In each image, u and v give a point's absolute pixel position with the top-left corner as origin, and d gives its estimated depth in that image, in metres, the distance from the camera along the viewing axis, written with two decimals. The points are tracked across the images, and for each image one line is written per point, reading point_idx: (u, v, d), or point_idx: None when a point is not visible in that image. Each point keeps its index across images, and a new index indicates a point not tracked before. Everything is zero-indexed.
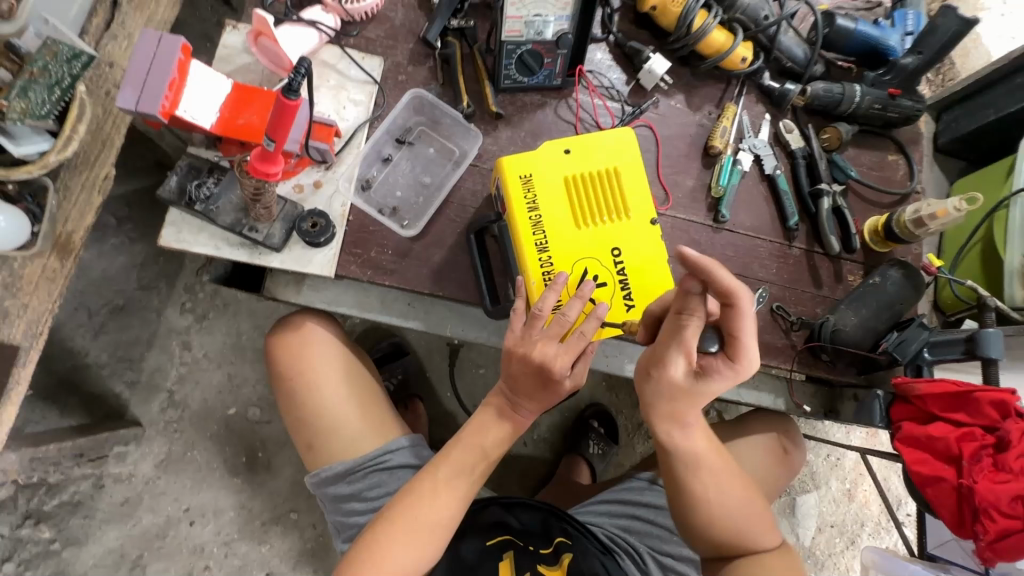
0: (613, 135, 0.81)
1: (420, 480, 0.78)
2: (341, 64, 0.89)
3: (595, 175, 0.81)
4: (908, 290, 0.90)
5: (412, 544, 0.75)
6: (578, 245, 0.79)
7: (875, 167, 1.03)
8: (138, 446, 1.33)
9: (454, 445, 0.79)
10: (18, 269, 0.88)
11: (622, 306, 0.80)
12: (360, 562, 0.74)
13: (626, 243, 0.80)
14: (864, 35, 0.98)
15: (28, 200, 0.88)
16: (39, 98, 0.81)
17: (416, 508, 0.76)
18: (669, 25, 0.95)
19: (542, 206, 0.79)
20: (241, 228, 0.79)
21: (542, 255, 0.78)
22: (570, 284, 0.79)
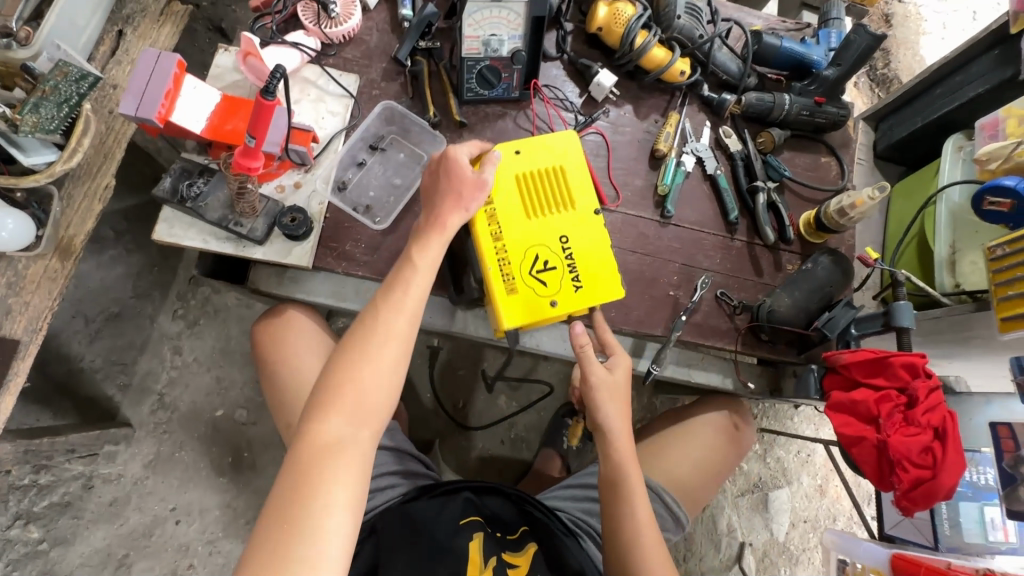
0: (558, 136, 0.91)
1: (365, 313, 0.74)
2: (321, 80, 1.00)
3: (542, 171, 0.91)
4: (837, 274, 0.99)
5: (382, 357, 0.71)
6: (529, 234, 0.89)
7: (809, 168, 1.14)
8: (127, 447, 1.38)
9: (393, 276, 0.77)
10: (22, 270, 0.97)
11: (571, 287, 0.88)
12: (327, 397, 0.68)
13: (572, 233, 0.90)
14: (790, 51, 1.10)
15: (34, 206, 0.97)
16: (48, 113, 0.92)
17: (369, 336, 0.71)
18: (615, 44, 1.07)
19: (497, 200, 0.89)
20: (228, 222, 0.88)
21: (497, 243, 0.88)
22: (523, 267, 0.87)
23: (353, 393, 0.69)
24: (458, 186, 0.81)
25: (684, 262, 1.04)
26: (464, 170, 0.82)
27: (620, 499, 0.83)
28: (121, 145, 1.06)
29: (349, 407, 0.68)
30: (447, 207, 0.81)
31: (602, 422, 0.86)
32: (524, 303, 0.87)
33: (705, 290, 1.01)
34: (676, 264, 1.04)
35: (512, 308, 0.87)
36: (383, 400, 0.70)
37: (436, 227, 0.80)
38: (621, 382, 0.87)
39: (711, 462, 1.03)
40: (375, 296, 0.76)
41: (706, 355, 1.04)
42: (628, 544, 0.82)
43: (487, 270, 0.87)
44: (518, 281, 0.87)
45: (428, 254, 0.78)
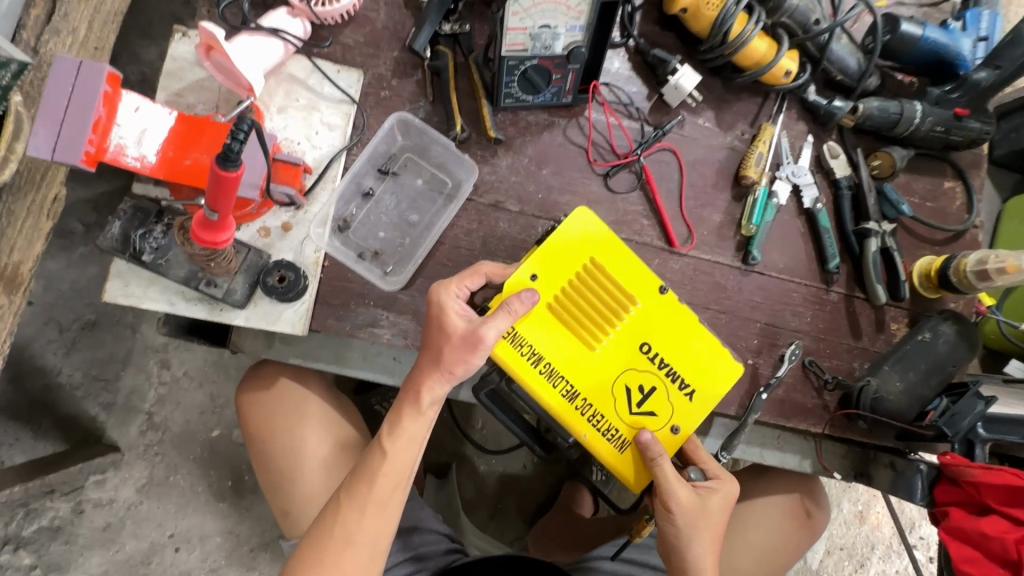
0: (573, 226, 0.66)
1: (327, 507, 0.62)
2: (312, 79, 0.76)
3: (578, 283, 0.67)
4: (962, 349, 0.79)
5: (349, 567, 0.60)
6: (607, 365, 0.67)
7: (929, 197, 0.90)
8: (117, 471, 1.26)
9: (361, 460, 0.62)
10: None
11: (683, 397, 0.68)
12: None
13: (650, 332, 0.68)
14: (931, 44, 0.84)
15: None
16: None
17: (326, 546, 0.59)
18: (702, 31, 0.80)
19: (542, 347, 0.66)
20: (198, 282, 0.68)
21: (577, 402, 0.66)
22: (620, 409, 0.67)
23: None
24: (443, 344, 0.61)
25: (767, 321, 0.84)
26: (457, 324, 0.61)
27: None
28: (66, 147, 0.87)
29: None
30: (428, 374, 0.61)
31: (693, 556, 0.66)
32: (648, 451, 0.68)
33: (793, 361, 0.82)
34: (757, 324, 0.84)
35: (633, 465, 0.67)
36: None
37: (412, 399, 0.62)
38: (720, 506, 0.67)
39: (776, 551, 0.89)
40: (339, 484, 0.62)
41: (783, 433, 0.87)
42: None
43: (582, 445, 0.66)
44: (625, 429, 0.67)
45: (404, 436, 0.62)
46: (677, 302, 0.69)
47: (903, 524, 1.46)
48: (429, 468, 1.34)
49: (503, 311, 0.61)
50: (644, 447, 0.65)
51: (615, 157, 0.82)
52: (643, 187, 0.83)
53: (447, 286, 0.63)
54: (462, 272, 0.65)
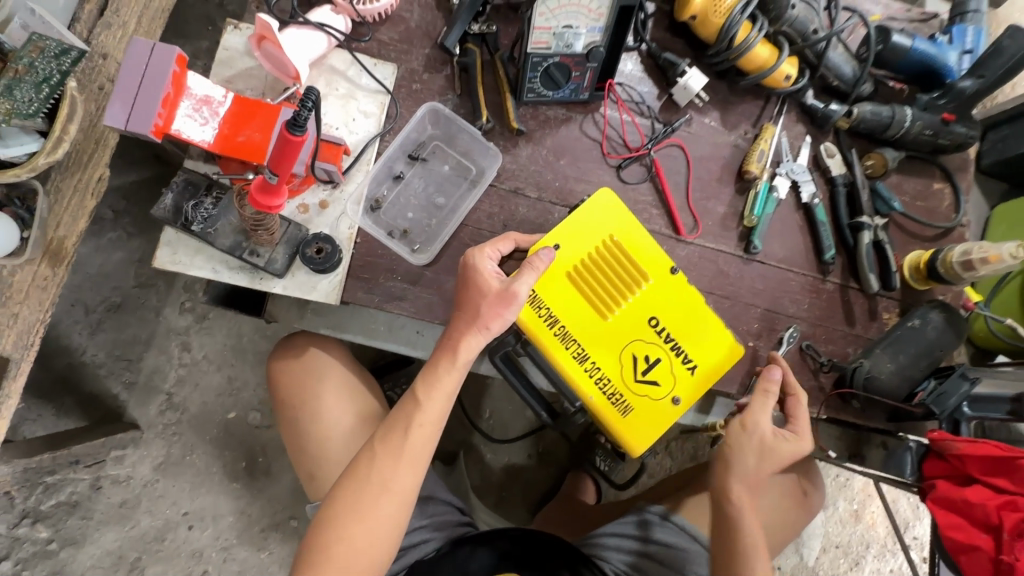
0: (595, 203, 0.73)
1: (360, 455, 0.66)
2: (351, 70, 0.82)
3: (595, 257, 0.73)
4: (949, 335, 0.85)
5: (379, 514, 0.64)
6: (617, 333, 0.72)
7: (919, 197, 0.97)
8: (136, 449, 1.29)
9: (397, 410, 0.68)
10: (7, 278, 0.82)
11: (686, 372, 0.72)
12: (314, 559, 0.63)
13: (659, 307, 0.73)
14: (921, 54, 0.90)
15: (16, 204, 0.82)
16: (25, 96, 0.72)
17: (362, 492, 0.64)
18: (709, 37, 0.87)
19: (559, 310, 0.71)
20: (242, 251, 0.74)
21: (587, 364, 0.71)
22: (626, 375, 0.72)
23: (346, 557, 0.62)
24: (477, 302, 0.67)
25: (767, 307, 0.90)
26: (489, 282, 0.67)
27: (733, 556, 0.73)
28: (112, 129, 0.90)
29: (340, 567, 0.63)
30: (463, 329, 0.66)
31: (733, 474, 0.75)
32: (650, 418, 0.72)
33: (791, 344, 0.88)
34: (757, 309, 0.89)
35: (637, 429, 0.72)
36: (377, 558, 0.64)
37: (446, 354, 0.67)
38: (782, 443, 0.75)
39: (777, 529, 0.92)
40: (373, 432, 0.67)
41: (781, 414, 0.92)
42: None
43: (588, 406, 0.71)
44: (630, 396, 0.72)
45: (436, 389, 0.66)
46: (687, 283, 0.74)
47: (898, 523, 1.50)
48: (438, 455, 1.38)
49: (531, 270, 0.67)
50: (767, 377, 0.77)
51: (627, 150, 0.89)
52: (653, 179, 0.90)
53: (482, 250, 0.70)
54: (494, 238, 0.72)
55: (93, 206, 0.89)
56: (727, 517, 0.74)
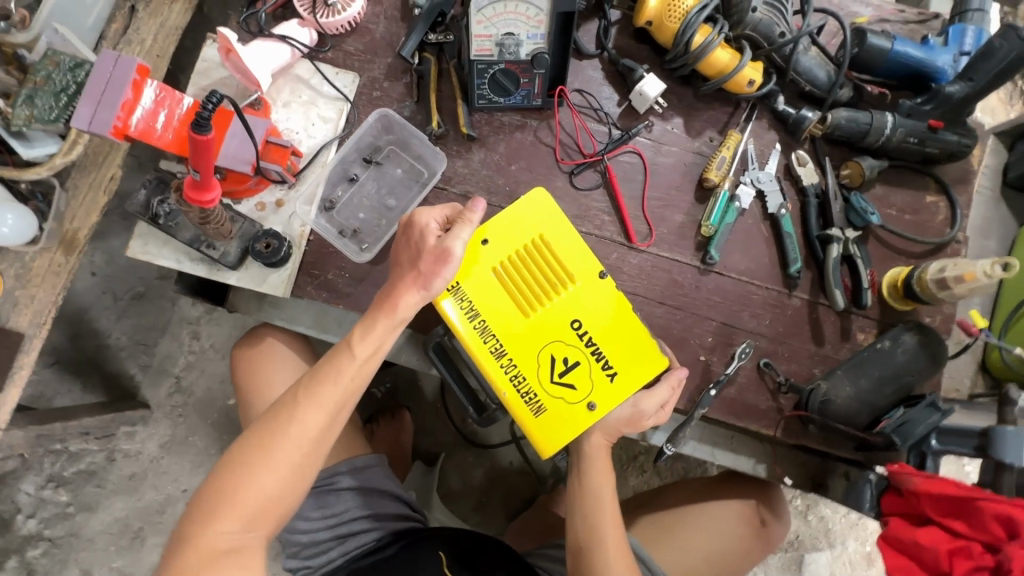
0: (523, 203, 0.72)
1: (283, 401, 0.63)
2: (314, 80, 0.88)
3: (523, 254, 0.71)
4: (922, 360, 0.78)
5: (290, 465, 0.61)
6: (537, 333, 0.70)
7: (908, 210, 0.90)
8: (146, 426, 1.41)
9: (326, 359, 0.64)
10: (28, 262, 0.94)
11: (605, 378, 0.71)
12: (215, 503, 0.58)
13: (583, 311, 0.71)
14: (904, 57, 0.84)
15: (38, 199, 0.92)
16: (45, 104, 0.78)
17: (279, 439, 0.60)
18: (667, 42, 0.86)
19: (480, 306, 0.71)
20: (200, 244, 0.80)
21: (503, 360, 0.70)
22: (542, 376, 0.70)
23: (250, 502, 0.59)
24: (418, 257, 0.66)
25: (723, 320, 0.86)
26: (430, 240, 0.66)
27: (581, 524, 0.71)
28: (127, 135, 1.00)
29: (241, 516, 0.59)
30: (404, 284, 0.65)
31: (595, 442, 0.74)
32: (562, 421, 0.69)
33: (745, 359, 0.83)
34: (712, 322, 0.86)
35: (550, 431, 0.69)
36: (281, 511, 0.61)
37: (386, 308, 0.65)
38: (653, 416, 0.72)
39: (730, 557, 0.90)
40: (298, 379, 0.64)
41: (736, 434, 0.88)
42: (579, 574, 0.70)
43: (501, 401, 0.69)
44: (544, 397, 0.69)
45: (371, 341, 0.64)
46: (615, 289, 0.72)
47: None
48: (419, 455, 1.41)
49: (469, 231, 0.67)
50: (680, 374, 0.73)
51: (580, 156, 0.88)
52: (607, 186, 0.89)
53: (427, 211, 0.69)
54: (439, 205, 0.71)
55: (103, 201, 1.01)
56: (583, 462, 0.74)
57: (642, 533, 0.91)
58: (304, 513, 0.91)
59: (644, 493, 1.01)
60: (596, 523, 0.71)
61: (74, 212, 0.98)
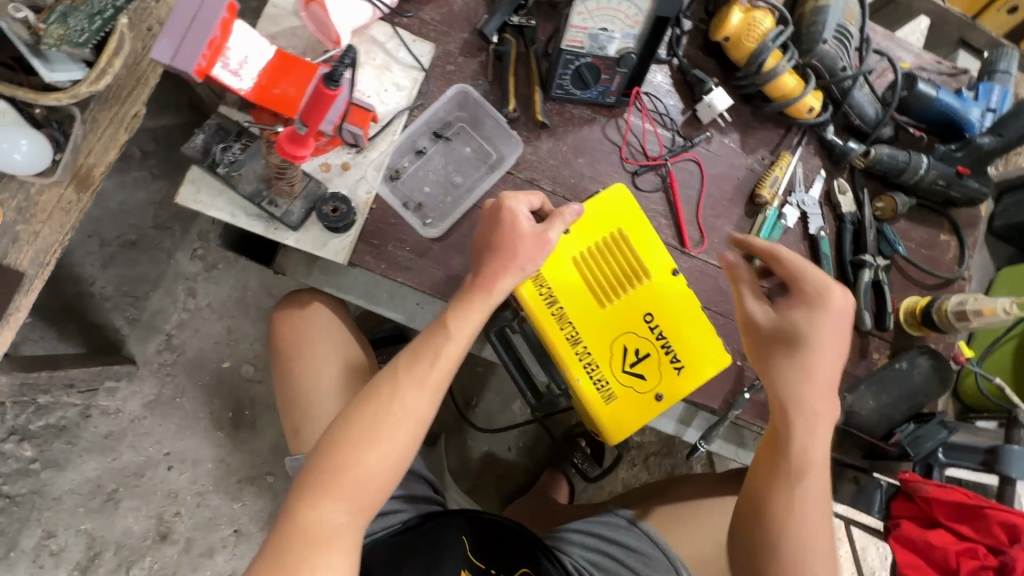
0: (606, 195, 0.73)
1: (382, 380, 0.66)
2: (390, 44, 0.85)
3: (603, 246, 0.73)
4: (933, 382, 0.86)
5: (393, 445, 0.64)
6: (611, 323, 0.72)
7: (924, 245, 0.98)
8: (129, 384, 1.32)
9: (423, 340, 0.67)
10: (33, 195, 0.83)
11: (672, 370, 0.73)
12: (319, 481, 0.61)
13: (657, 306, 0.74)
14: (944, 105, 0.92)
15: (54, 126, 0.83)
16: (78, 25, 0.73)
17: (381, 420, 0.63)
18: (740, 59, 0.89)
19: (560, 292, 0.72)
20: (261, 200, 0.77)
21: (579, 347, 0.71)
22: (614, 365, 0.72)
23: (356, 480, 0.62)
24: (514, 242, 0.67)
25: None
26: (524, 225, 0.68)
27: (790, 539, 0.68)
28: (155, 72, 0.91)
29: (345, 496, 0.62)
30: (500, 266, 0.67)
31: (803, 428, 0.70)
32: (631, 409, 0.72)
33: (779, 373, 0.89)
34: None
35: (618, 419, 0.72)
36: (379, 489, 0.63)
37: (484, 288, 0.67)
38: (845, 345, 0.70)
39: None
40: (397, 360, 0.67)
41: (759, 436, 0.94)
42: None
43: (573, 387, 0.71)
44: (615, 385, 0.72)
45: (466, 322, 0.66)
46: (685, 286, 0.75)
47: None
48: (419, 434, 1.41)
49: (562, 227, 0.70)
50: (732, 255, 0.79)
51: (645, 159, 0.91)
52: (665, 190, 0.92)
53: (516, 195, 0.70)
54: (523, 191, 0.72)
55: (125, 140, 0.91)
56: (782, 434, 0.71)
57: (657, 520, 0.99)
58: None
59: (657, 483, 1.08)
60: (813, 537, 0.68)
61: (89, 146, 0.87)
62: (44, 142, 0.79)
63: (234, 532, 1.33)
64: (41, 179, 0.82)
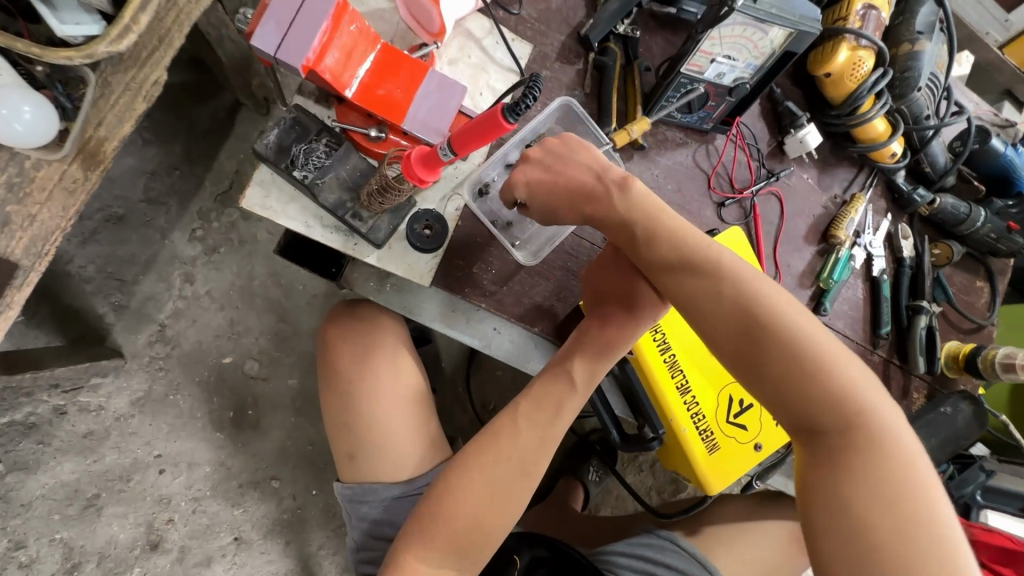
0: None
1: (500, 429, 0.68)
2: (487, 40, 0.76)
3: None
4: (974, 426, 0.92)
5: (504, 496, 0.66)
6: (719, 373, 0.73)
7: (964, 290, 1.03)
8: (115, 379, 1.18)
9: (545, 388, 0.69)
10: (27, 169, 0.63)
11: (771, 422, 0.74)
12: (432, 528, 0.64)
13: None
14: (1007, 161, 0.97)
15: (58, 89, 0.64)
16: None
17: (497, 472, 0.66)
18: (837, 97, 0.87)
19: (673, 339, 0.72)
20: (344, 212, 0.67)
21: (687, 397, 0.72)
22: (720, 415, 0.72)
23: (467, 531, 0.65)
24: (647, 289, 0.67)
25: None
26: None
27: (781, 371, 0.57)
28: (183, 30, 0.69)
29: (453, 545, 0.64)
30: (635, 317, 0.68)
31: (666, 241, 0.63)
32: (732, 460, 0.72)
33: None
34: None
35: (719, 470, 0.72)
36: (488, 536, 0.66)
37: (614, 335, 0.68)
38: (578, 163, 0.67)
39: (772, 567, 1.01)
40: (516, 406, 0.69)
41: None
42: (860, 442, 0.55)
43: (680, 436, 0.71)
44: (719, 436, 0.72)
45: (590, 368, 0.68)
46: None
47: None
48: None
49: None
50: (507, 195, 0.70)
51: (733, 191, 0.88)
52: (748, 223, 0.89)
53: None
54: None
55: (143, 111, 0.70)
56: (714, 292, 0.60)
57: (700, 541, 1.01)
58: (374, 518, 0.81)
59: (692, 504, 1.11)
60: (793, 335, 0.58)
61: (99, 115, 0.66)
62: (51, 110, 0.61)
63: (235, 540, 1.23)
64: (45, 154, 0.63)
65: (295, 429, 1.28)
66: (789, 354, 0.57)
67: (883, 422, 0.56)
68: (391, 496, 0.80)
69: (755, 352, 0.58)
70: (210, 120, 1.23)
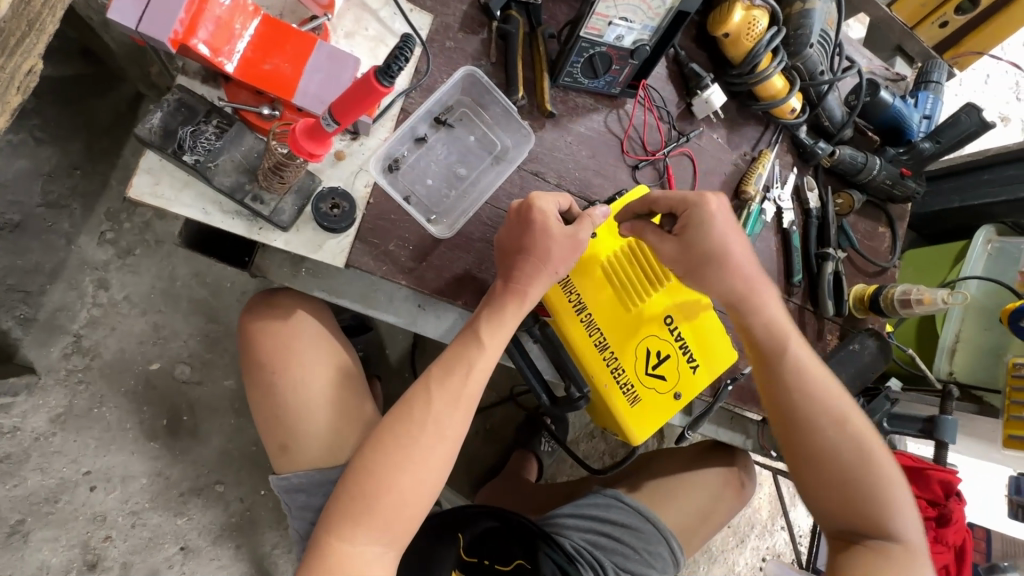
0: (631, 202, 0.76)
1: (413, 400, 0.68)
2: (384, 12, 0.75)
3: (627, 252, 0.76)
4: (878, 358, 1.00)
5: (424, 466, 0.66)
6: (635, 326, 0.75)
7: (868, 236, 1.09)
8: (29, 398, 1.11)
9: (454, 352, 0.69)
10: None
11: (689, 369, 0.77)
12: (353, 508, 0.64)
13: (676, 309, 0.77)
14: (896, 112, 1.05)
15: None
16: None
17: (415, 443, 0.66)
18: (736, 57, 0.90)
19: (588, 297, 0.74)
20: (243, 195, 0.65)
21: (606, 353, 0.74)
22: (639, 368, 0.75)
23: (391, 506, 0.65)
24: (545, 242, 0.67)
25: None
26: (553, 226, 0.68)
27: (854, 475, 0.75)
28: (55, 15, 0.64)
29: (378, 522, 0.64)
30: (533, 272, 0.68)
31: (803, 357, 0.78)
32: (654, 409, 0.76)
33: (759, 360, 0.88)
34: None
35: (642, 419, 0.76)
36: (414, 507, 0.66)
37: (516, 294, 0.68)
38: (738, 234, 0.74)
39: (710, 512, 1.06)
40: (429, 371, 0.69)
41: (735, 415, 0.99)
42: (895, 550, 0.73)
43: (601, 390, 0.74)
44: (640, 388, 0.75)
45: (499, 330, 0.68)
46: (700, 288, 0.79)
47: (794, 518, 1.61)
48: None
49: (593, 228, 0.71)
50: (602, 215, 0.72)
51: (645, 153, 0.89)
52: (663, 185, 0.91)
53: (547, 196, 0.69)
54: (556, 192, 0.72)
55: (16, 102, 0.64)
56: (810, 425, 0.77)
57: (645, 496, 1.05)
58: (313, 505, 0.80)
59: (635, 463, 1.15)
60: (883, 473, 0.76)
61: None
62: None
63: (181, 550, 1.19)
64: None
65: (237, 431, 1.24)
66: (886, 488, 0.75)
67: (906, 538, 0.74)
68: (328, 481, 0.80)
69: (849, 477, 0.76)
70: (112, 114, 1.16)
